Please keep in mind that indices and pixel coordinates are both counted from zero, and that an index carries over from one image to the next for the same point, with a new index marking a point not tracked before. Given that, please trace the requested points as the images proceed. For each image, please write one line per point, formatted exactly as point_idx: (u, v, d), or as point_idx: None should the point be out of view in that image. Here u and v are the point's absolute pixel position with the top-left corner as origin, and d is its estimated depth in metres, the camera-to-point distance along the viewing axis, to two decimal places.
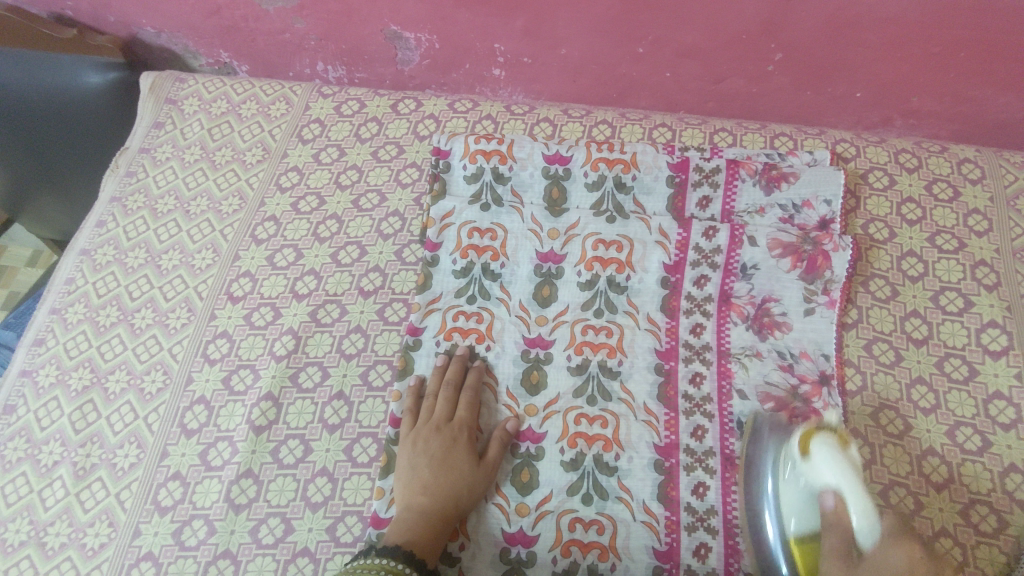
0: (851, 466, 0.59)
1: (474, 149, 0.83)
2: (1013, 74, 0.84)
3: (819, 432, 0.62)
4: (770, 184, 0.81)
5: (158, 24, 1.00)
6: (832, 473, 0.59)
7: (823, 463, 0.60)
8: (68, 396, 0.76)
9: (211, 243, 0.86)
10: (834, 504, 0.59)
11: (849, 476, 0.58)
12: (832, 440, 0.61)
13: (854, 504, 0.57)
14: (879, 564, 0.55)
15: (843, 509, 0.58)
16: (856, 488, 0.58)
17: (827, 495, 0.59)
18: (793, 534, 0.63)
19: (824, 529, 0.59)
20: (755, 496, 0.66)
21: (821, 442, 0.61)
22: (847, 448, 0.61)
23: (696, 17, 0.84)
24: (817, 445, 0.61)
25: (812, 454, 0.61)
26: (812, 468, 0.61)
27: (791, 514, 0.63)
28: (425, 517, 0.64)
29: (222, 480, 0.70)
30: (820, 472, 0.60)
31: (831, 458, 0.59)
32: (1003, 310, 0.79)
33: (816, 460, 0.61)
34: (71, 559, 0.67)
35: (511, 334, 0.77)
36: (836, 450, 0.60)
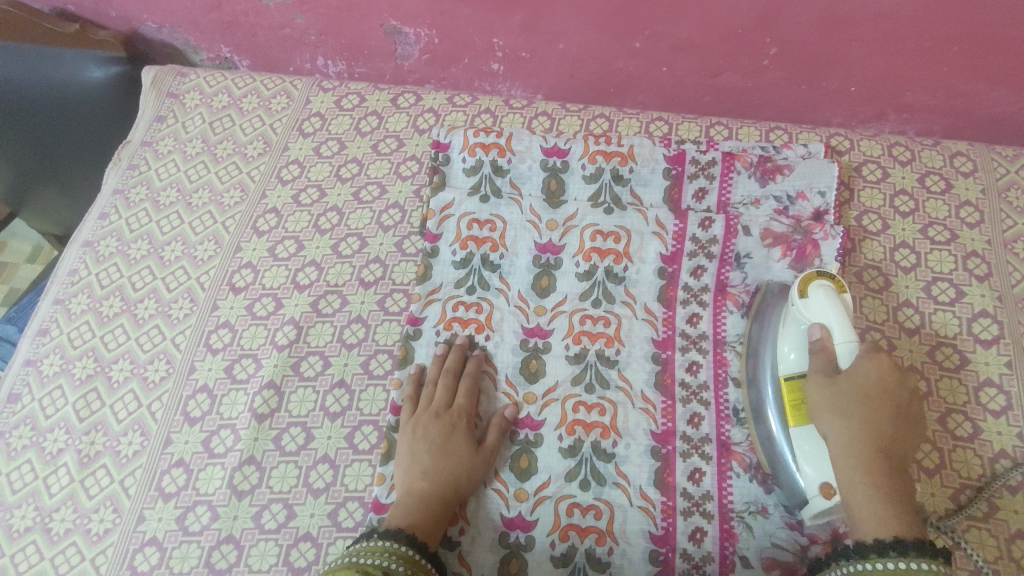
0: (842, 306, 0.66)
1: (474, 142, 0.84)
2: (1003, 69, 0.85)
3: (818, 277, 0.68)
4: (764, 176, 0.82)
5: (160, 19, 1.01)
6: (824, 311, 0.66)
7: (818, 303, 0.66)
8: (72, 385, 0.77)
9: (213, 235, 0.87)
10: (821, 337, 0.66)
11: (840, 313, 0.65)
12: (829, 284, 0.67)
13: (841, 335, 0.64)
14: (857, 381, 0.64)
15: (829, 342, 0.65)
16: (843, 323, 0.65)
17: (816, 329, 0.66)
18: (783, 373, 0.68)
19: (812, 363, 0.66)
20: (755, 358, 0.73)
21: (819, 285, 0.67)
22: (841, 293, 0.67)
23: (692, 12, 0.85)
24: (815, 287, 0.67)
25: (809, 295, 0.67)
26: (808, 308, 0.67)
27: (785, 354, 0.69)
28: (426, 501, 0.65)
29: (225, 467, 0.71)
30: (816, 310, 0.66)
31: (825, 297, 0.66)
32: (993, 300, 0.80)
33: (811, 298, 0.67)
34: (76, 544, 0.68)
35: (510, 323, 0.78)
36: (832, 293, 0.66)
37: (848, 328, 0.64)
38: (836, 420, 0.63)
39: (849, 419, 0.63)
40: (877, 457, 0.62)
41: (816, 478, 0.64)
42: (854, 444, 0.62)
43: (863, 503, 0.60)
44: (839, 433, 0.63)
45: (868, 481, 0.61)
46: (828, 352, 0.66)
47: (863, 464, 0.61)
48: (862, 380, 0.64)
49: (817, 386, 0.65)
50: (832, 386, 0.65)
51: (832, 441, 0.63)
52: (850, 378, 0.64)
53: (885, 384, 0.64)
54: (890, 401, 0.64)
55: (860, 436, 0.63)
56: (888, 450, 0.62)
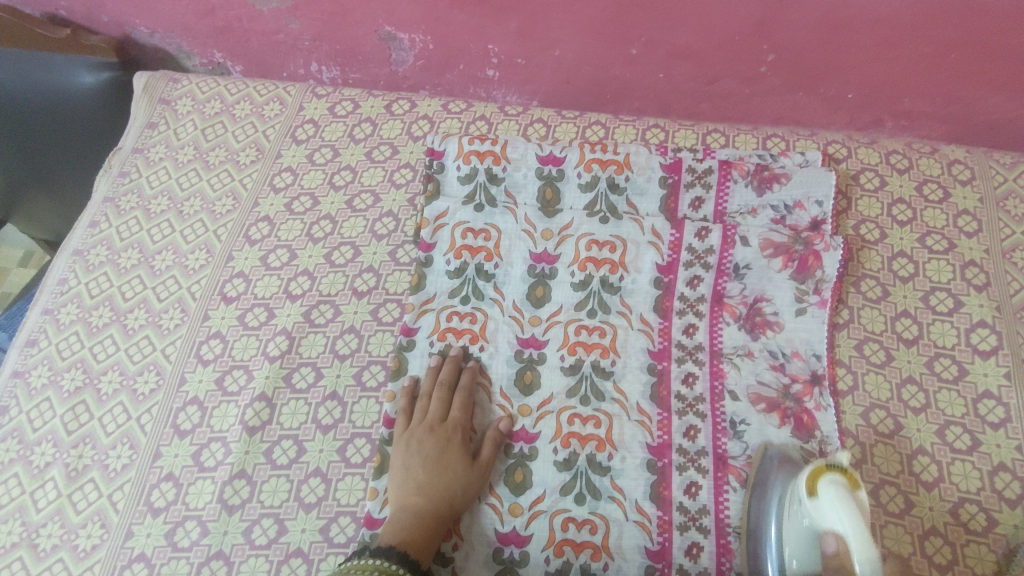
0: (858, 509, 0.57)
1: (468, 150, 0.84)
2: (1002, 75, 0.85)
3: (828, 471, 0.60)
4: (762, 185, 0.82)
5: (152, 24, 1.00)
6: (837, 514, 0.57)
7: (829, 503, 0.58)
8: (61, 397, 0.76)
9: (204, 244, 0.86)
10: (837, 547, 0.58)
11: (856, 521, 0.56)
12: (840, 480, 0.60)
13: (858, 550, 0.55)
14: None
15: (847, 555, 0.57)
16: (861, 533, 0.56)
17: (831, 537, 0.58)
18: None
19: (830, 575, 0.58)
20: (759, 547, 0.65)
21: (829, 482, 0.59)
22: (854, 490, 0.59)
23: (689, 18, 0.84)
24: (825, 484, 0.60)
25: (819, 493, 0.60)
26: (817, 508, 0.59)
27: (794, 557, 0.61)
28: (419, 518, 0.64)
29: (215, 482, 0.70)
30: (828, 514, 0.58)
31: (838, 499, 0.58)
32: (992, 310, 0.80)
33: (820, 499, 0.59)
34: (62, 561, 0.67)
35: (504, 334, 0.77)
36: (844, 490, 0.58)
37: (867, 541, 0.55)
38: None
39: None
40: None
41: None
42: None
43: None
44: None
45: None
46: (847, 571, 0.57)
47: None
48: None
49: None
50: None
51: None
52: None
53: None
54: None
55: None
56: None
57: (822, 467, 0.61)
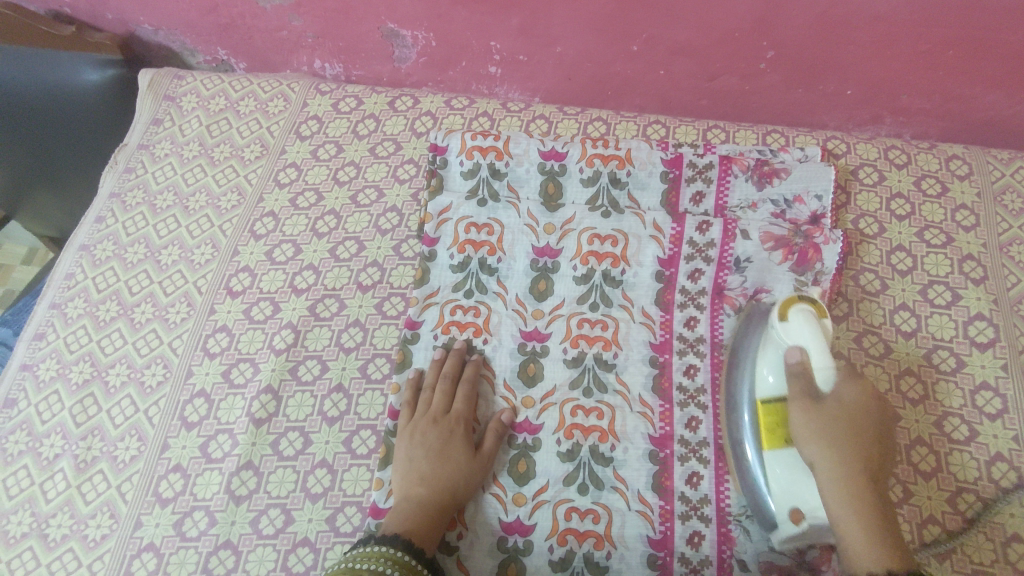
0: (823, 331, 0.64)
1: (471, 145, 0.84)
2: (999, 73, 0.86)
3: (799, 301, 0.66)
4: (762, 179, 0.82)
5: (156, 21, 1.01)
6: (802, 337, 0.64)
7: (797, 327, 0.64)
8: (69, 390, 0.77)
9: (210, 238, 0.86)
10: (800, 359, 0.64)
11: (819, 338, 0.63)
12: (809, 309, 0.65)
13: (818, 359, 0.62)
14: (837, 402, 0.62)
15: (808, 365, 0.63)
16: (823, 347, 0.63)
17: (794, 353, 0.64)
18: (760, 395, 0.67)
19: (790, 383, 0.65)
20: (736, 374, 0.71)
21: (798, 309, 0.65)
22: (823, 317, 0.65)
23: (690, 16, 0.85)
24: (794, 311, 0.65)
25: (789, 317, 0.65)
26: (787, 331, 0.65)
27: (762, 376, 0.67)
28: (424, 507, 0.65)
29: (222, 472, 0.71)
30: (795, 334, 0.64)
31: (805, 324, 0.64)
32: (989, 303, 0.81)
33: (790, 323, 0.65)
34: (73, 550, 0.68)
35: (508, 327, 0.78)
36: (811, 317, 0.64)
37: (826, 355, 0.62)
38: (817, 446, 0.61)
39: (833, 445, 0.61)
40: (856, 468, 0.60)
41: (787, 502, 0.63)
42: (835, 470, 0.60)
43: (858, 542, 0.57)
44: (822, 458, 0.61)
45: (859, 509, 0.59)
46: (808, 378, 0.63)
47: (848, 489, 0.60)
48: (841, 402, 0.62)
49: (796, 409, 0.63)
50: (814, 409, 0.63)
51: (815, 467, 0.62)
52: (831, 402, 0.63)
53: (860, 407, 0.62)
54: (868, 418, 0.62)
55: (843, 462, 0.60)
56: (873, 468, 0.61)
57: (793, 299, 0.66)
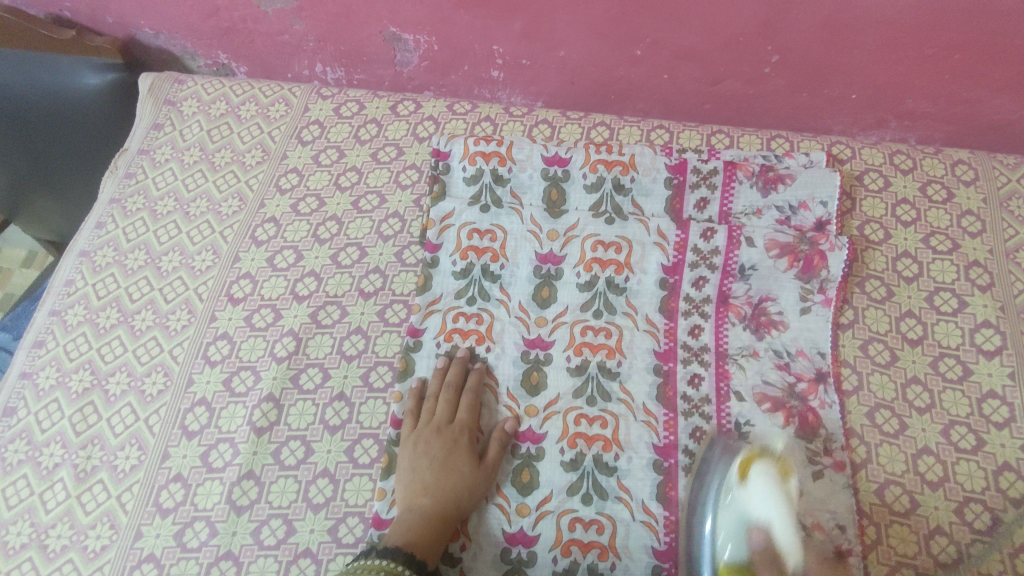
0: (785, 497, 0.60)
1: (474, 151, 0.84)
2: (1006, 77, 0.85)
3: (760, 459, 0.63)
4: (766, 186, 0.82)
5: (156, 25, 1.00)
6: (765, 502, 0.59)
7: (758, 490, 0.60)
8: (69, 399, 0.77)
9: (211, 245, 0.86)
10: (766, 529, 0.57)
11: (781, 505, 0.59)
12: (772, 469, 0.62)
13: (783, 530, 0.57)
14: None
15: (773, 538, 0.57)
16: (786, 516, 0.58)
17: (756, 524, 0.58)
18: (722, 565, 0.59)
19: (755, 560, 0.57)
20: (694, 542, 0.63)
21: (759, 468, 0.62)
22: (785, 479, 0.62)
23: (694, 19, 0.84)
24: (754, 471, 0.62)
25: (750, 479, 0.61)
26: (748, 494, 0.60)
27: (723, 544, 0.59)
28: (426, 518, 0.65)
29: (223, 482, 0.70)
30: (757, 500, 0.60)
31: (767, 486, 0.60)
32: (996, 310, 0.80)
33: (751, 487, 0.61)
34: (72, 561, 0.67)
35: (511, 335, 0.77)
36: (773, 479, 0.61)
37: (788, 523, 0.58)
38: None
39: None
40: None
41: None
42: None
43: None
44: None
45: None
46: (775, 555, 0.56)
47: None
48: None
49: None
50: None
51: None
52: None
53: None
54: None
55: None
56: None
57: (755, 456, 0.64)
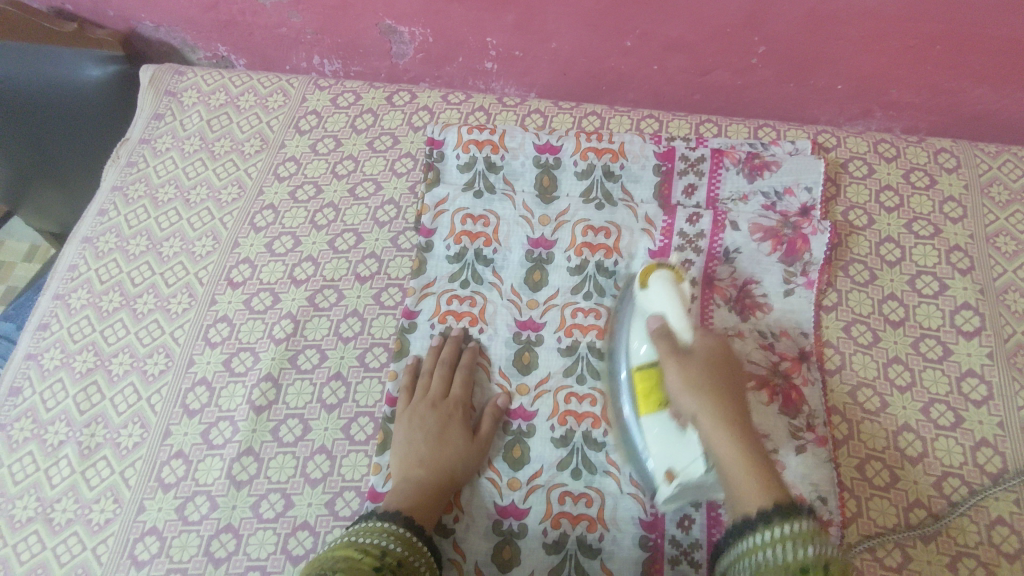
0: (681, 295, 0.66)
1: (467, 139, 0.86)
2: (986, 67, 0.87)
3: (659, 267, 0.68)
4: (752, 172, 0.84)
5: (157, 17, 1.02)
6: (662, 303, 0.66)
7: (657, 294, 0.67)
8: (73, 378, 0.79)
9: (211, 231, 0.88)
10: (661, 326, 0.66)
11: (676, 303, 0.66)
12: (669, 274, 0.67)
13: (678, 323, 0.65)
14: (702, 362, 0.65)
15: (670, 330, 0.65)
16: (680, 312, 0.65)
17: (656, 318, 0.67)
18: (635, 364, 0.68)
19: (659, 349, 0.66)
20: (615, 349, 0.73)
21: (658, 275, 0.67)
22: (681, 282, 0.68)
23: (682, 11, 0.87)
24: (654, 278, 0.68)
25: (650, 286, 0.68)
26: (648, 298, 0.68)
27: (635, 345, 0.68)
28: (421, 487, 0.67)
29: (223, 458, 0.72)
30: (655, 301, 0.67)
31: (664, 289, 0.66)
32: (975, 293, 0.82)
33: (651, 292, 0.68)
34: (77, 534, 0.69)
35: (503, 317, 0.79)
36: (671, 282, 0.67)
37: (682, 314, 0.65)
38: (690, 400, 0.63)
39: (705, 399, 0.63)
40: (727, 414, 0.63)
41: (662, 461, 0.65)
42: (711, 419, 0.62)
43: (740, 478, 0.59)
44: (698, 406, 0.63)
45: (733, 445, 0.61)
46: (673, 341, 0.65)
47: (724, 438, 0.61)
48: (702, 357, 0.65)
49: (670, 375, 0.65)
50: (683, 367, 0.64)
51: (693, 418, 0.63)
52: (696, 361, 0.65)
53: (716, 359, 0.66)
54: (726, 366, 0.66)
55: (715, 409, 0.62)
56: (740, 413, 0.64)
57: (653, 266, 0.69)
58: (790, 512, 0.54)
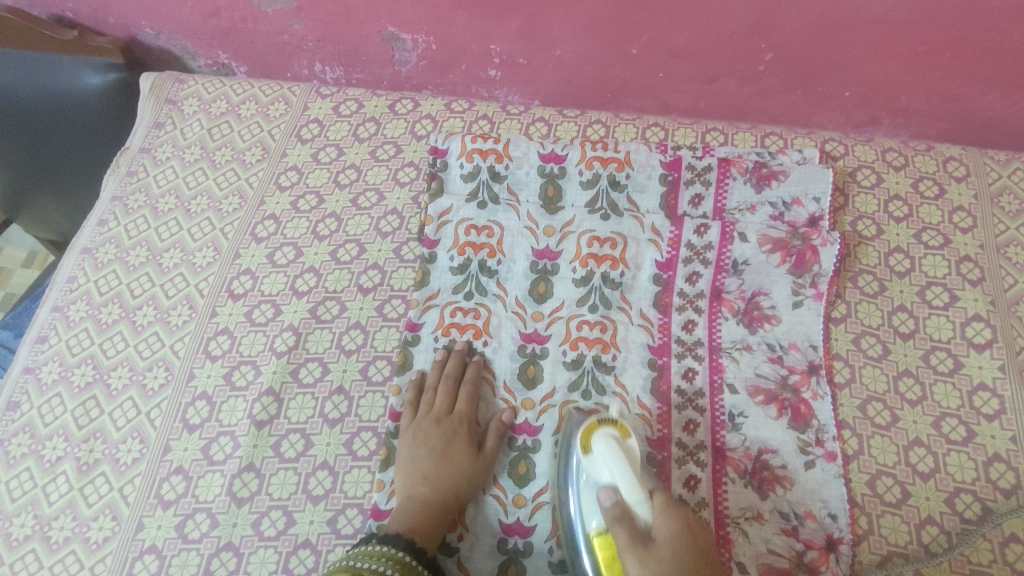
0: (626, 457, 0.61)
1: (471, 148, 0.85)
2: (997, 73, 0.86)
3: (600, 426, 0.64)
4: (760, 182, 0.83)
5: (157, 25, 1.01)
6: (608, 464, 0.60)
7: (601, 457, 0.61)
8: (71, 393, 0.78)
9: (211, 242, 0.87)
10: (613, 501, 0.58)
11: (620, 464, 0.60)
12: (611, 431, 0.64)
13: (629, 493, 0.58)
14: (665, 543, 0.54)
15: (621, 501, 0.58)
16: (627, 474, 0.59)
17: (605, 492, 0.59)
18: (594, 536, 0.59)
19: (611, 524, 0.57)
20: (569, 523, 0.64)
21: (599, 434, 0.63)
22: (624, 439, 0.63)
23: (689, 19, 0.85)
24: (596, 440, 0.63)
25: (592, 450, 0.63)
26: (593, 463, 0.62)
27: (590, 517, 0.60)
28: (425, 506, 0.66)
29: (224, 474, 0.71)
30: (601, 467, 0.61)
31: (608, 450, 0.61)
32: (986, 304, 0.81)
33: (595, 455, 0.62)
34: (75, 553, 0.68)
35: (508, 329, 0.78)
36: (612, 439, 0.63)
37: (633, 480, 0.58)
38: None
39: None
40: None
41: None
42: None
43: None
44: None
45: None
46: (627, 516, 0.56)
47: None
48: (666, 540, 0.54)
49: (630, 560, 0.54)
50: (642, 553, 0.53)
51: None
52: (658, 543, 0.54)
53: (688, 543, 0.54)
54: (700, 552, 0.54)
55: None
56: None
57: (594, 424, 0.65)
58: None
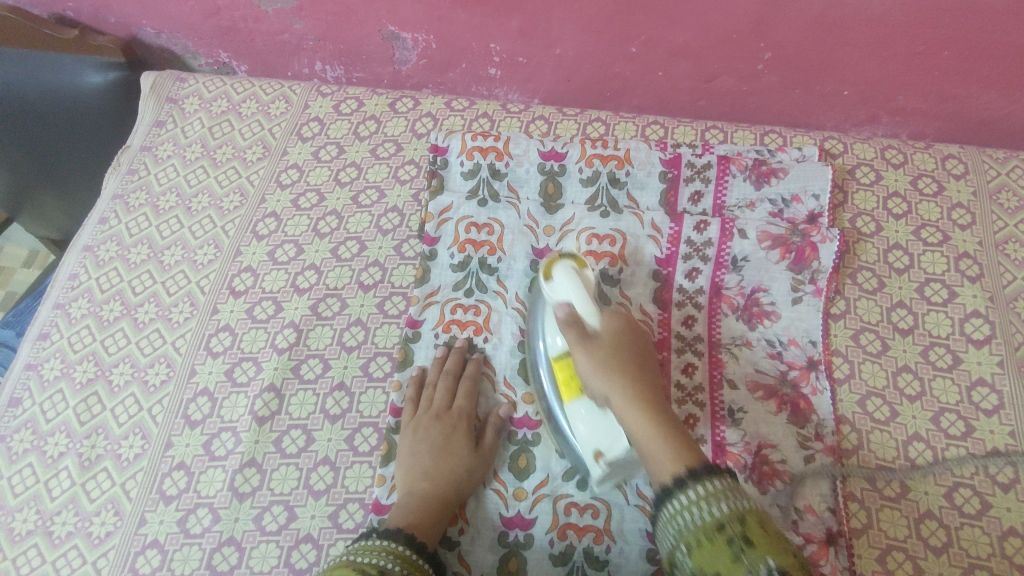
0: (583, 282, 0.65)
1: (471, 146, 0.85)
2: (995, 72, 0.86)
3: (561, 258, 0.67)
4: (760, 179, 0.84)
5: (158, 24, 1.01)
6: (567, 289, 0.65)
7: (561, 282, 0.65)
8: (73, 389, 0.78)
9: (212, 239, 0.87)
10: (567, 313, 0.64)
11: (579, 287, 0.64)
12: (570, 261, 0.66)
13: (583, 306, 0.63)
14: (609, 342, 0.63)
15: (576, 314, 0.63)
16: (585, 295, 0.64)
17: (562, 307, 0.64)
18: (554, 356, 0.68)
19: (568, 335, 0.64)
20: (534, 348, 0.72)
21: (560, 266, 0.66)
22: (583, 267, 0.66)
23: (688, 18, 0.86)
24: (557, 269, 0.66)
25: (553, 277, 0.66)
26: (554, 289, 0.66)
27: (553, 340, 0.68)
28: (425, 501, 0.66)
29: (225, 470, 0.71)
30: (560, 290, 0.65)
31: (567, 276, 0.64)
32: (985, 300, 0.81)
33: (555, 281, 0.66)
34: (77, 547, 0.68)
35: (508, 325, 0.78)
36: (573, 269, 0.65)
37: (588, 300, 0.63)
38: (603, 379, 0.61)
39: (616, 379, 0.61)
40: (641, 396, 0.61)
41: (589, 444, 0.65)
42: (623, 396, 0.60)
43: (657, 451, 0.56)
44: (609, 387, 0.61)
45: (653, 427, 0.58)
46: (580, 325, 0.63)
47: (639, 410, 0.60)
48: (607, 335, 0.63)
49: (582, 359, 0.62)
50: (591, 350, 0.62)
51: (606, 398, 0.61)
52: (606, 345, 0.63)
53: (623, 333, 0.64)
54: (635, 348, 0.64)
55: (628, 386, 0.61)
56: (648, 383, 0.63)
57: (555, 257, 0.67)
58: (701, 473, 0.52)
